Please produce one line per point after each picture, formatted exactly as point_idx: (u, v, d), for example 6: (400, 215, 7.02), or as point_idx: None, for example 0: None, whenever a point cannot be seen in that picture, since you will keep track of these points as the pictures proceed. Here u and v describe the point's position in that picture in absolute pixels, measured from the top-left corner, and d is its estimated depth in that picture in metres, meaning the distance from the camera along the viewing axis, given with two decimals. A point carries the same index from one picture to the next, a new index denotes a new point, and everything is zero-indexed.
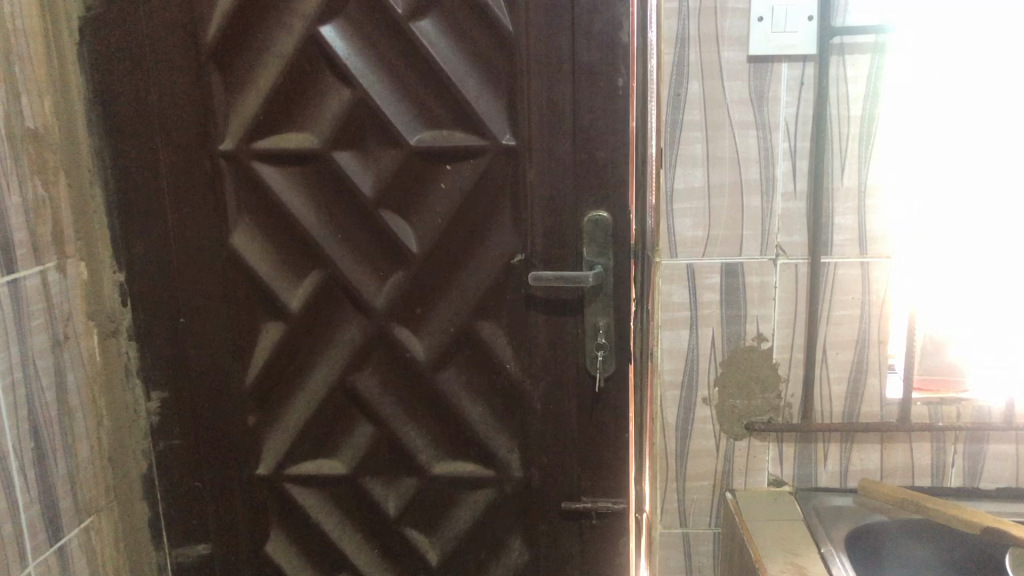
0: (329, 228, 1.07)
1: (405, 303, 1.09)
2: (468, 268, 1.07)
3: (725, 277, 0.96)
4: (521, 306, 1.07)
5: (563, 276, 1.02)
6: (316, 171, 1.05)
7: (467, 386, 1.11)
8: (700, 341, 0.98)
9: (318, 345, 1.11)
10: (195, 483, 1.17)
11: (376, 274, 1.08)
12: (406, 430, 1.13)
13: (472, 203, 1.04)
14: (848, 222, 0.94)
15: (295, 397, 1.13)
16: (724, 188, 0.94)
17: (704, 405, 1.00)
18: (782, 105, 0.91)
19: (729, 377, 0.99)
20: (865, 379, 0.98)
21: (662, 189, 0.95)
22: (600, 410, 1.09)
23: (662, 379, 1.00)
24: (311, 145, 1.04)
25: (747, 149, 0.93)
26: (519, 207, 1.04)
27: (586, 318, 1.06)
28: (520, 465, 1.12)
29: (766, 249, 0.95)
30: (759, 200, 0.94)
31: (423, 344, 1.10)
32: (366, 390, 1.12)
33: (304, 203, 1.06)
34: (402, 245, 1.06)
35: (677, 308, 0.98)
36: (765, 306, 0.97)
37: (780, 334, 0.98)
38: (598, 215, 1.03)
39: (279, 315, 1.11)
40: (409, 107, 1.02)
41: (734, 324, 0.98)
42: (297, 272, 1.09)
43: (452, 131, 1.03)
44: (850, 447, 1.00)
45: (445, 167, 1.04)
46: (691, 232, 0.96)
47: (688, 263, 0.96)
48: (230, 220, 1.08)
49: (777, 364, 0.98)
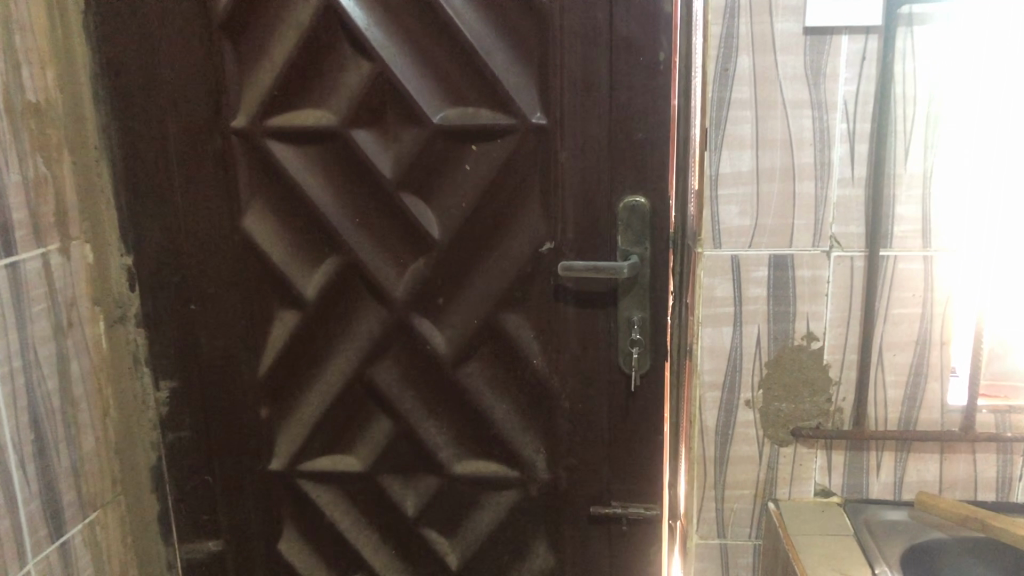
0: (347, 213, 1.01)
1: (426, 292, 1.02)
2: (494, 256, 1.00)
3: (773, 270, 0.89)
4: (551, 298, 1.00)
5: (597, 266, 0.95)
6: (333, 150, 0.99)
7: (492, 382, 1.04)
8: (744, 339, 0.91)
9: (335, 334, 1.05)
10: (206, 477, 1.12)
11: (397, 261, 1.02)
12: (426, 427, 1.06)
13: (498, 186, 0.97)
14: (912, 212, 0.85)
15: (310, 390, 1.07)
16: (774, 173, 0.86)
17: (746, 408, 0.93)
18: (840, 82, 0.83)
19: (775, 378, 0.91)
20: (924, 384, 0.89)
21: (705, 174, 0.87)
22: (633, 410, 1.02)
23: (702, 380, 0.92)
24: (328, 122, 0.97)
25: (801, 131, 0.85)
26: (550, 191, 0.97)
27: (620, 311, 0.99)
28: (547, 466, 1.05)
29: (819, 240, 0.87)
30: (813, 186, 0.86)
31: (445, 336, 1.03)
32: (385, 384, 1.05)
33: (322, 185, 1.00)
34: (423, 230, 1.00)
35: (720, 303, 0.90)
36: (817, 302, 0.89)
37: (833, 333, 0.90)
38: (635, 201, 0.96)
39: (293, 303, 1.04)
40: (432, 83, 0.95)
41: (782, 321, 0.90)
42: (313, 257, 1.03)
43: (478, 108, 0.95)
44: (906, 457, 0.92)
45: (470, 147, 0.97)
46: (738, 221, 0.88)
47: (732, 254, 0.89)
48: (242, 202, 1.02)
49: (827, 366, 0.91)
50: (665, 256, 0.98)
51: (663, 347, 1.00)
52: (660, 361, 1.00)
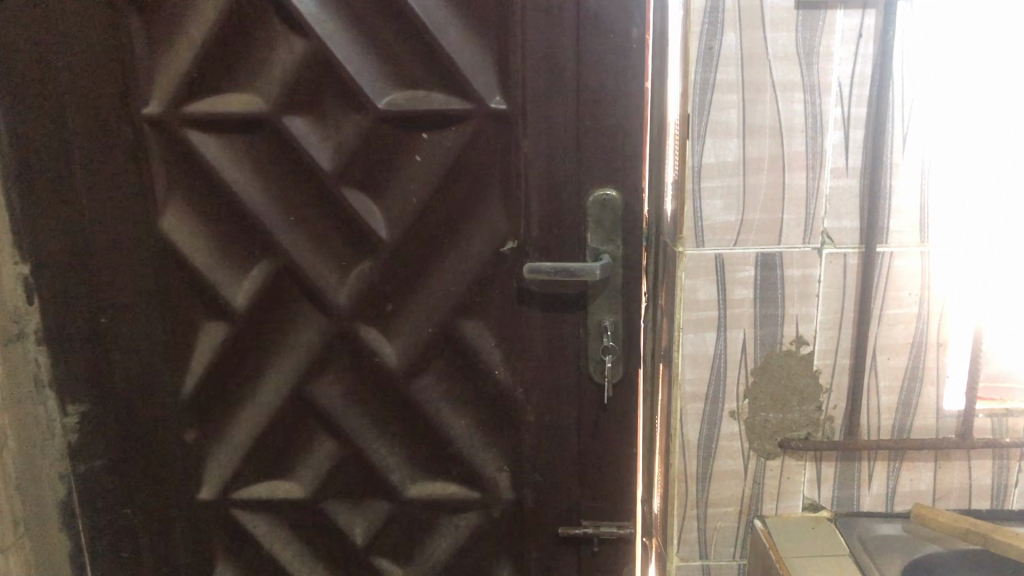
0: (281, 211, 0.89)
1: (372, 299, 0.91)
2: (449, 257, 0.90)
3: (760, 270, 0.81)
4: (513, 302, 0.91)
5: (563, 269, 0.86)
6: (263, 140, 0.87)
7: (448, 395, 0.94)
8: (729, 345, 0.83)
9: (268, 347, 0.93)
10: (126, 510, 0.99)
11: (338, 264, 0.90)
12: (375, 447, 0.96)
13: (452, 179, 0.87)
14: (909, 205, 0.78)
15: (242, 410, 0.96)
16: (763, 163, 0.78)
17: (731, 420, 0.85)
18: (835, 62, 0.75)
19: (761, 386, 0.84)
20: (919, 388, 0.83)
21: (687, 165, 0.79)
22: (605, 423, 0.94)
23: (683, 391, 0.84)
24: (256, 108, 0.85)
25: (793, 117, 0.77)
26: (511, 183, 0.87)
27: (589, 315, 0.90)
28: (510, 485, 0.96)
29: (810, 236, 0.80)
30: (804, 177, 0.78)
31: (395, 347, 0.93)
32: (328, 401, 0.95)
33: (251, 180, 0.88)
34: (368, 229, 0.89)
35: (703, 306, 0.82)
36: (807, 304, 0.82)
37: (824, 337, 0.82)
38: (606, 194, 0.87)
39: (220, 313, 0.92)
40: (376, 63, 0.84)
41: (769, 325, 0.82)
42: (241, 261, 0.91)
43: (429, 92, 0.85)
44: (899, 466, 0.85)
45: (421, 135, 0.86)
46: (723, 216, 0.79)
47: (716, 253, 0.80)
48: (158, 200, 0.89)
49: (817, 372, 0.83)
50: (638, 255, 0.89)
51: (635, 352, 0.92)
52: (632, 368, 0.92)
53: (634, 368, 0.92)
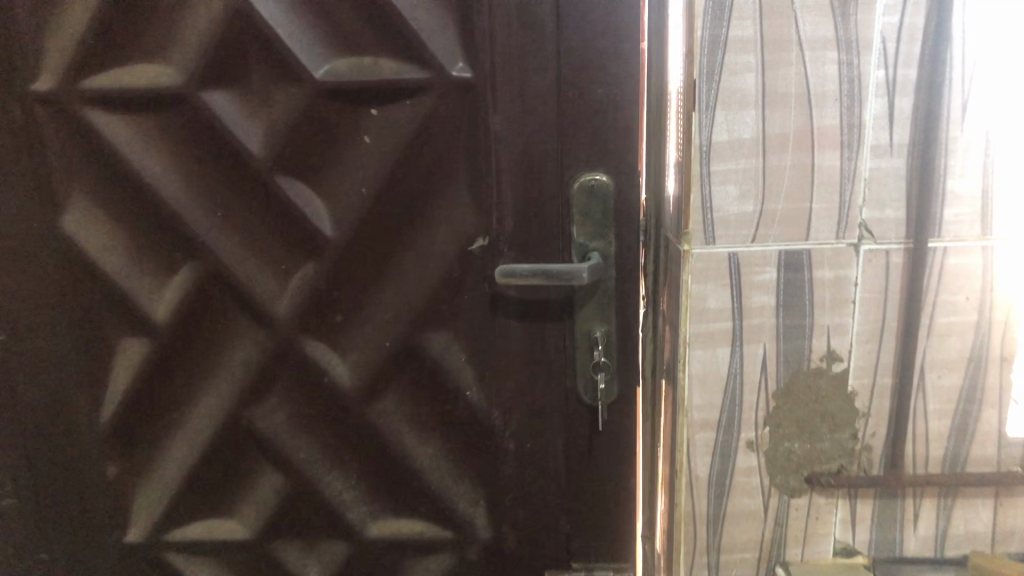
0: (205, 206, 0.74)
1: (317, 309, 0.77)
2: (408, 257, 0.75)
3: (783, 271, 0.66)
4: (485, 310, 0.76)
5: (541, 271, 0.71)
6: (180, 121, 0.72)
7: (411, 420, 0.80)
8: (745, 363, 0.68)
9: (199, 367, 0.79)
10: (43, 554, 0.85)
11: (276, 268, 0.76)
12: (329, 480, 0.82)
13: (408, 163, 0.72)
14: (968, 189, 0.63)
15: (170, 440, 0.81)
16: (787, 141, 0.63)
17: (748, 451, 0.70)
18: (878, 12, 0.60)
19: (785, 412, 0.70)
20: (977, 412, 0.68)
21: (692, 145, 0.63)
22: (597, 451, 0.79)
23: (690, 418, 0.70)
24: (169, 82, 0.70)
25: (824, 83, 0.61)
26: (480, 167, 0.72)
27: (577, 326, 0.75)
28: (488, 523, 0.82)
29: (845, 230, 0.65)
30: (839, 158, 0.63)
31: (348, 365, 0.78)
32: (270, 428, 0.80)
33: (167, 170, 0.73)
34: (309, 226, 0.74)
35: (713, 317, 0.67)
36: (840, 312, 0.67)
37: (861, 352, 0.68)
38: (594, 179, 0.72)
39: (139, 328, 0.78)
40: (312, 23, 0.69)
41: (794, 338, 0.67)
42: (161, 267, 0.76)
43: (377, 58, 0.70)
44: (950, 504, 0.71)
45: (369, 112, 0.71)
46: (737, 207, 0.64)
47: (730, 252, 0.65)
48: (59, 195, 0.74)
49: (851, 394, 0.69)
50: (635, 252, 0.74)
51: (633, 368, 0.77)
52: (629, 386, 0.78)
53: (631, 386, 0.78)
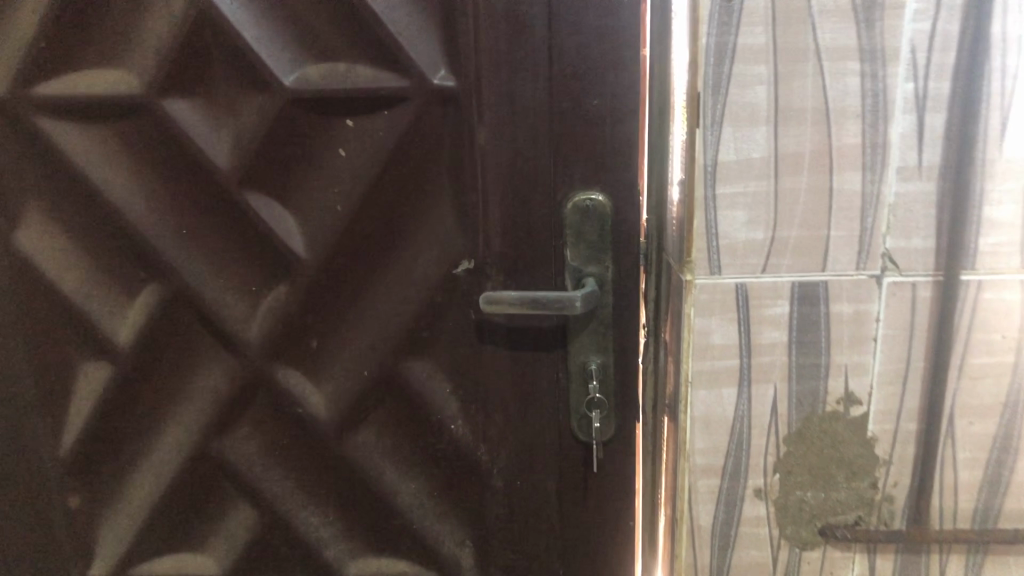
0: (169, 222, 0.69)
1: (290, 335, 0.71)
2: (387, 280, 0.69)
3: (796, 305, 0.59)
4: (471, 338, 0.70)
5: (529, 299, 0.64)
6: (141, 131, 0.66)
7: (392, 454, 0.74)
8: (753, 404, 0.62)
9: (165, 394, 0.74)
10: None
11: (246, 290, 0.70)
12: (305, 515, 0.76)
13: (387, 179, 0.66)
14: (1007, 217, 0.56)
15: (136, 471, 0.76)
16: (802, 161, 0.56)
17: (756, 500, 0.64)
18: (907, 18, 0.53)
19: (797, 458, 0.63)
20: (1013, 464, 0.61)
21: (696, 164, 0.57)
22: (593, 490, 0.73)
23: (692, 463, 0.63)
24: (127, 89, 0.65)
25: (844, 97, 0.55)
26: (465, 183, 0.66)
27: (571, 357, 0.69)
28: (475, 564, 0.76)
29: (866, 261, 0.58)
30: (861, 180, 0.56)
31: (324, 394, 0.72)
32: (242, 459, 0.75)
33: (128, 183, 0.68)
34: (280, 245, 0.68)
35: (718, 354, 0.61)
36: (860, 351, 0.60)
37: (882, 394, 0.61)
38: (590, 199, 0.65)
39: (100, 352, 0.72)
40: (282, 26, 0.63)
41: (808, 378, 0.61)
42: (124, 287, 0.71)
43: (352, 64, 0.63)
44: (980, 562, 0.64)
45: (344, 123, 0.65)
46: (746, 234, 0.58)
47: (737, 283, 0.59)
48: (13, 209, 0.69)
49: (871, 441, 0.62)
50: (634, 279, 0.67)
51: (633, 403, 0.71)
52: (628, 421, 0.71)
53: (630, 421, 0.71)
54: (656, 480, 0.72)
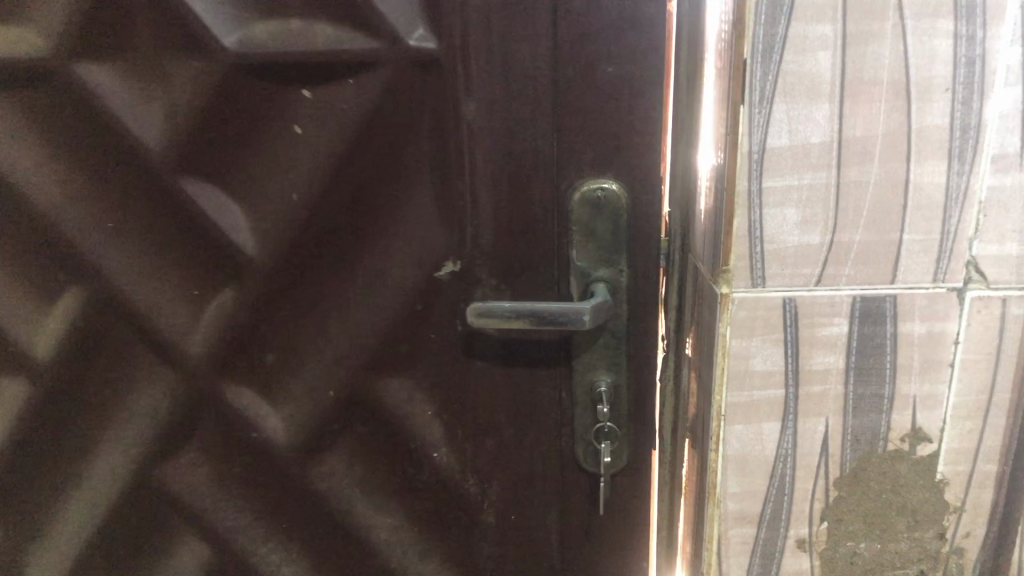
0: (91, 213, 0.57)
1: (239, 347, 0.60)
2: (356, 282, 0.58)
3: (857, 324, 0.48)
4: (457, 352, 0.59)
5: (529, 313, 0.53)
6: (50, 103, 0.54)
7: (365, 485, 0.63)
8: (799, 442, 0.51)
9: (94, 416, 0.62)
10: None
11: (186, 294, 0.58)
12: (265, 551, 0.66)
13: (353, 160, 0.55)
14: None
15: (63, 504, 0.64)
16: (872, 147, 0.45)
17: (797, 551, 0.53)
18: None
19: (850, 504, 0.52)
20: None
21: (738, 151, 0.45)
22: (600, 527, 0.63)
23: (723, 510, 0.53)
24: (33, 51, 0.53)
25: (931, 65, 0.43)
26: (449, 168, 0.54)
27: (576, 376, 0.58)
28: None
29: (947, 271, 0.47)
30: (946, 172, 0.45)
31: (283, 415, 0.61)
32: (188, 489, 0.64)
33: (37, 166, 0.55)
34: (225, 241, 0.57)
35: (758, 383, 0.49)
36: (932, 380, 0.49)
37: (956, 432, 0.50)
38: (600, 188, 0.54)
39: (15, 367, 0.61)
40: None
41: (867, 411, 0.50)
42: (38, 292, 0.59)
43: (308, 22, 0.51)
44: None
45: (299, 94, 0.53)
46: (798, 237, 0.46)
47: (785, 298, 0.47)
48: None
49: (940, 485, 0.51)
50: (653, 284, 0.56)
51: (649, 429, 0.60)
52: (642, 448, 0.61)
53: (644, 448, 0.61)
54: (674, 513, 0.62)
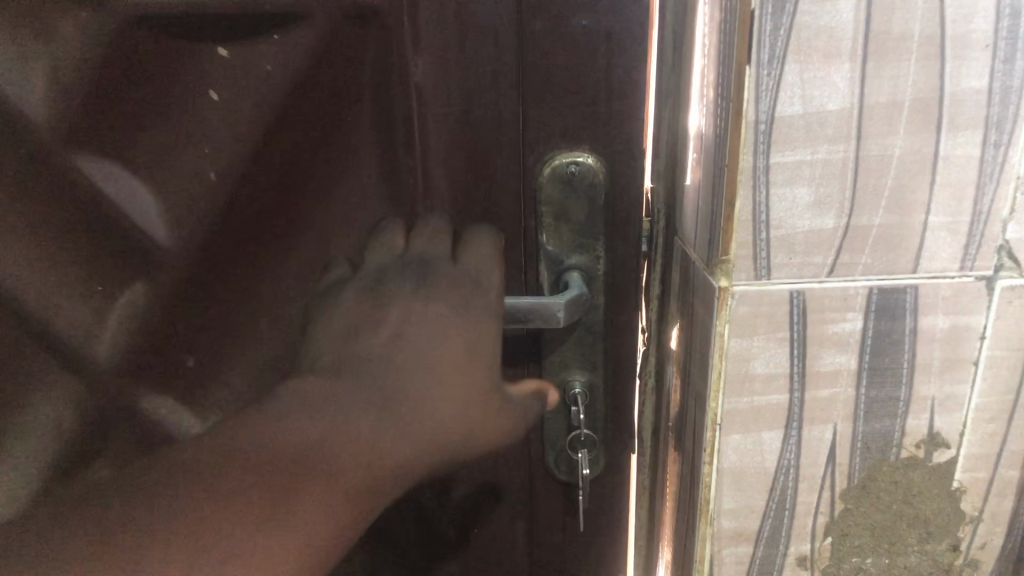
0: None
1: (157, 349, 0.52)
2: (287, 274, 0.52)
3: (872, 320, 0.42)
4: None
5: (490, 287, 0.49)
6: None
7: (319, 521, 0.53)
8: (803, 452, 0.45)
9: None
10: None
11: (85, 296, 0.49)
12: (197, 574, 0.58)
13: (288, 137, 0.49)
14: None
15: None
16: (898, 114, 0.38)
17: (798, 569, 0.48)
18: None
19: (858, 518, 0.46)
20: None
21: (744, 120, 0.38)
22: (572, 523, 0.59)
23: (717, 529, 0.46)
24: None
25: (971, 16, 0.36)
26: (404, 141, 0.50)
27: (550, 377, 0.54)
28: None
29: (976, 258, 0.41)
30: (980, 143, 0.38)
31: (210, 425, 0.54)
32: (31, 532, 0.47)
33: None
34: (136, 228, 0.49)
35: (759, 387, 0.43)
36: (953, 380, 0.43)
37: (976, 436, 0.45)
38: (574, 162, 0.50)
39: None
40: None
41: (879, 416, 0.44)
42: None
43: None
44: None
45: (216, 55, 0.46)
46: (808, 221, 0.40)
47: (794, 290, 0.41)
48: None
49: (957, 493, 0.46)
50: (630, 267, 0.52)
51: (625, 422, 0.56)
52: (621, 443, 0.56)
53: (621, 444, 0.56)
54: (653, 516, 0.57)
